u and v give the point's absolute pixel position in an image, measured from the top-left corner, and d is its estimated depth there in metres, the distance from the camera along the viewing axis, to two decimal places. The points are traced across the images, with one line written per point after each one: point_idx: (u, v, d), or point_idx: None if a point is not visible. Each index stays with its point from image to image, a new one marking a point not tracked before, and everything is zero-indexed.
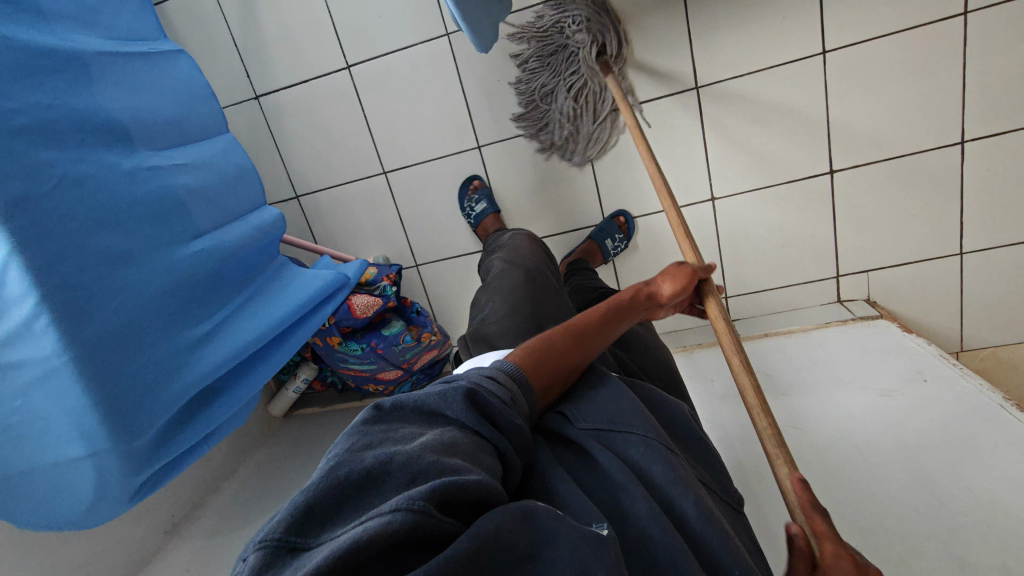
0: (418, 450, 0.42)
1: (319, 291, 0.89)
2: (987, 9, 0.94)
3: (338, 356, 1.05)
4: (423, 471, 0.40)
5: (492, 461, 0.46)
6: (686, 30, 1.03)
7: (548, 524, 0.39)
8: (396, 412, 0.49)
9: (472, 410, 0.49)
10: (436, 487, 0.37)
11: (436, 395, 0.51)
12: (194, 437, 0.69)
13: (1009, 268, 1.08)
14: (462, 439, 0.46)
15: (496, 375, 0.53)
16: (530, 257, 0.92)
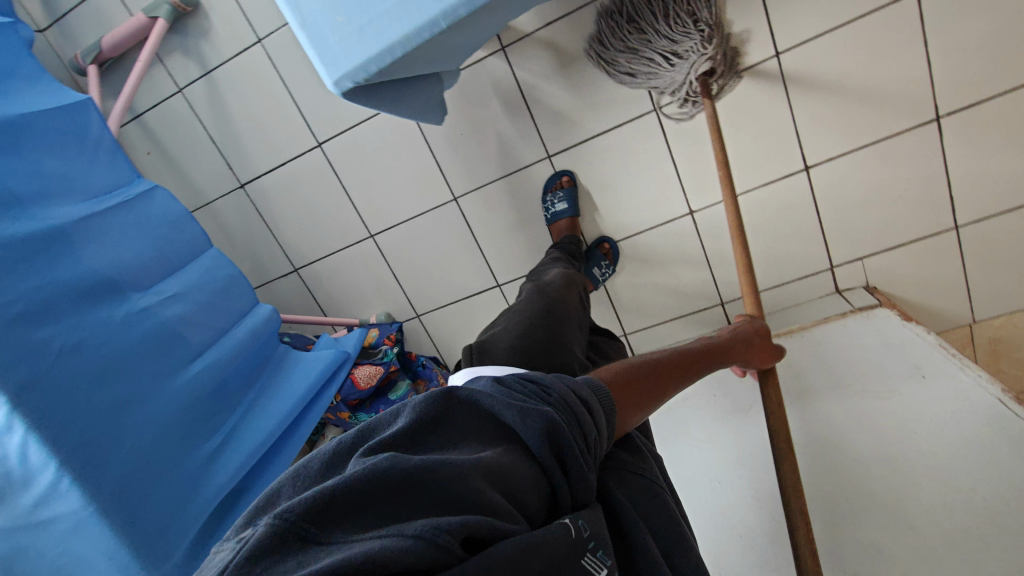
0: (468, 468, 0.38)
1: (323, 373, 0.95)
2: None
3: (352, 426, 1.09)
4: (463, 499, 0.36)
5: (536, 503, 0.40)
6: None
7: (560, 566, 0.36)
8: (464, 407, 0.44)
9: (548, 438, 0.42)
10: (468, 524, 0.33)
11: (508, 400, 0.45)
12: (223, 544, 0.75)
13: (1010, 234, 1.04)
14: (518, 466, 0.41)
15: (588, 399, 0.47)
16: (559, 285, 0.88)
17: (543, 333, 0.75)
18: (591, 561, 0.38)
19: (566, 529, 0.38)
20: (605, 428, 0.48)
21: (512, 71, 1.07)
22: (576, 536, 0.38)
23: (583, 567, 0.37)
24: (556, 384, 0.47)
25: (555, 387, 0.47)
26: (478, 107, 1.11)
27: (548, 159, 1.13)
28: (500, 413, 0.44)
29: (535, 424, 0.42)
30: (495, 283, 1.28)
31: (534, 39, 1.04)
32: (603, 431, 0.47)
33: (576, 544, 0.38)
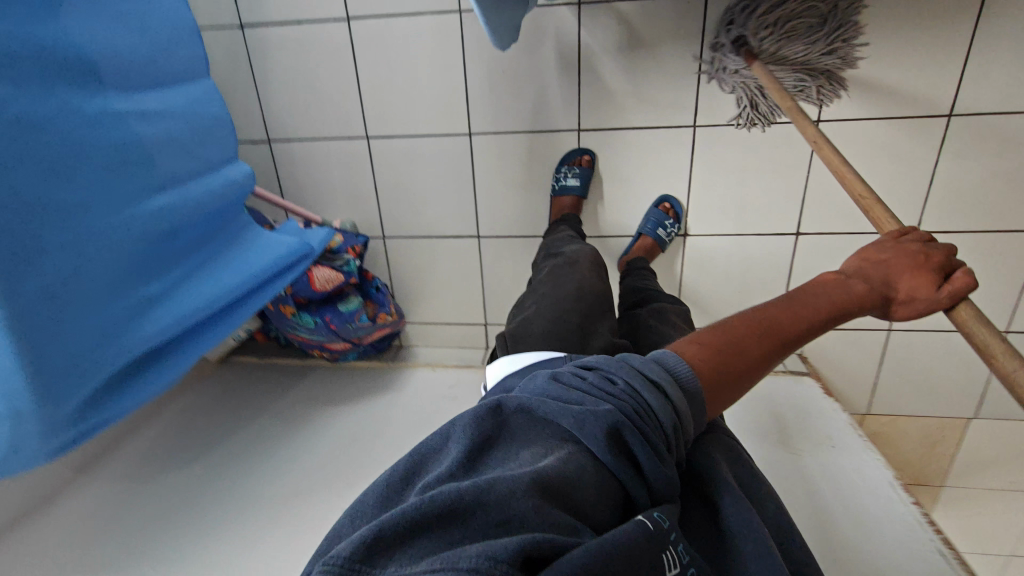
0: (527, 482, 0.41)
1: (281, 260, 0.86)
2: (966, 117, 0.98)
3: (290, 324, 1.02)
4: (519, 516, 0.39)
5: (607, 507, 0.45)
6: (695, 66, 1.02)
7: (641, 559, 0.40)
8: (521, 419, 0.49)
9: (609, 441, 0.46)
10: (526, 546, 0.36)
11: (570, 407, 0.48)
12: (125, 402, 0.66)
13: (925, 350, 1.19)
14: (582, 470, 0.44)
15: (655, 389, 0.50)
16: (584, 263, 0.90)
17: (578, 315, 0.79)
18: (671, 557, 0.42)
19: (643, 523, 0.42)
20: (687, 423, 0.52)
21: (576, 31, 1.03)
22: (656, 531, 0.42)
23: (663, 560, 0.41)
24: (625, 380, 0.51)
25: (625, 383, 0.50)
26: (529, 51, 1.06)
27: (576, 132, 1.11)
28: (562, 419, 0.48)
29: (598, 428, 0.46)
30: (475, 233, 1.24)
31: (611, 8, 1.01)
32: (685, 424, 0.51)
33: (656, 537, 0.42)
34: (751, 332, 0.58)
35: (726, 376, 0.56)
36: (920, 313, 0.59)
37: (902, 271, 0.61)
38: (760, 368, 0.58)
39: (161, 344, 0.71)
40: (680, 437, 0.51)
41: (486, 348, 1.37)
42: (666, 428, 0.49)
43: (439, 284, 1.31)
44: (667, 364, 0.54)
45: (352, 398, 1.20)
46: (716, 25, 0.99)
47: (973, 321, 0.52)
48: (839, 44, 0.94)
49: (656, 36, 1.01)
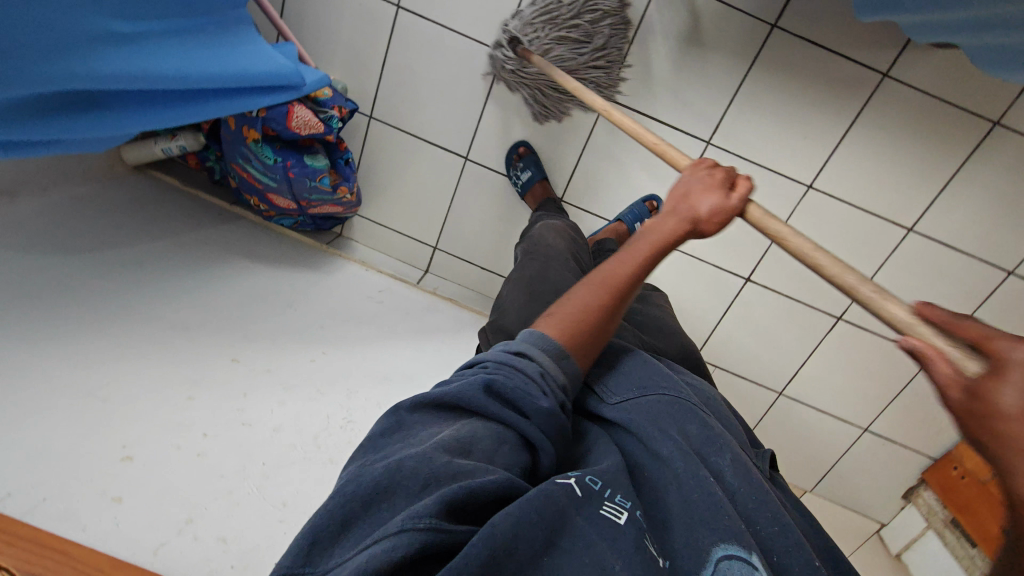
0: (431, 451, 0.45)
1: (267, 78, 0.77)
2: (922, 238, 1.12)
3: (242, 151, 0.89)
4: (432, 476, 0.43)
5: (515, 459, 0.51)
6: (733, 89, 1.06)
7: (570, 515, 0.45)
8: (415, 412, 0.52)
9: (493, 401, 0.52)
10: (446, 500, 0.41)
11: (453, 389, 0.53)
12: (27, 132, 0.55)
13: (801, 421, 1.33)
14: (480, 433, 0.50)
15: (522, 351, 0.56)
16: (554, 241, 0.92)
17: (551, 296, 0.78)
18: (610, 509, 0.47)
19: (566, 486, 0.47)
20: (561, 374, 0.56)
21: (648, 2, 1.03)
22: (586, 493, 0.48)
23: (602, 514, 0.47)
24: (496, 356, 0.56)
25: (496, 359, 0.55)
26: None
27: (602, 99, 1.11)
28: (452, 400, 0.52)
29: (484, 398, 0.52)
30: (464, 154, 1.19)
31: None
32: (560, 375, 0.56)
33: (585, 500, 0.47)
34: (589, 291, 0.63)
35: (579, 331, 0.60)
36: (725, 221, 0.67)
37: (696, 194, 0.68)
38: (614, 314, 0.64)
39: (95, 92, 0.60)
40: (561, 388, 0.56)
41: (424, 271, 1.32)
42: (540, 379, 0.54)
43: (407, 189, 1.25)
44: (534, 332, 0.60)
45: (272, 260, 1.10)
46: (768, 59, 1.03)
47: (766, 216, 0.64)
48: (603, 61, 1.05)
49: (714, 44, 1.03)
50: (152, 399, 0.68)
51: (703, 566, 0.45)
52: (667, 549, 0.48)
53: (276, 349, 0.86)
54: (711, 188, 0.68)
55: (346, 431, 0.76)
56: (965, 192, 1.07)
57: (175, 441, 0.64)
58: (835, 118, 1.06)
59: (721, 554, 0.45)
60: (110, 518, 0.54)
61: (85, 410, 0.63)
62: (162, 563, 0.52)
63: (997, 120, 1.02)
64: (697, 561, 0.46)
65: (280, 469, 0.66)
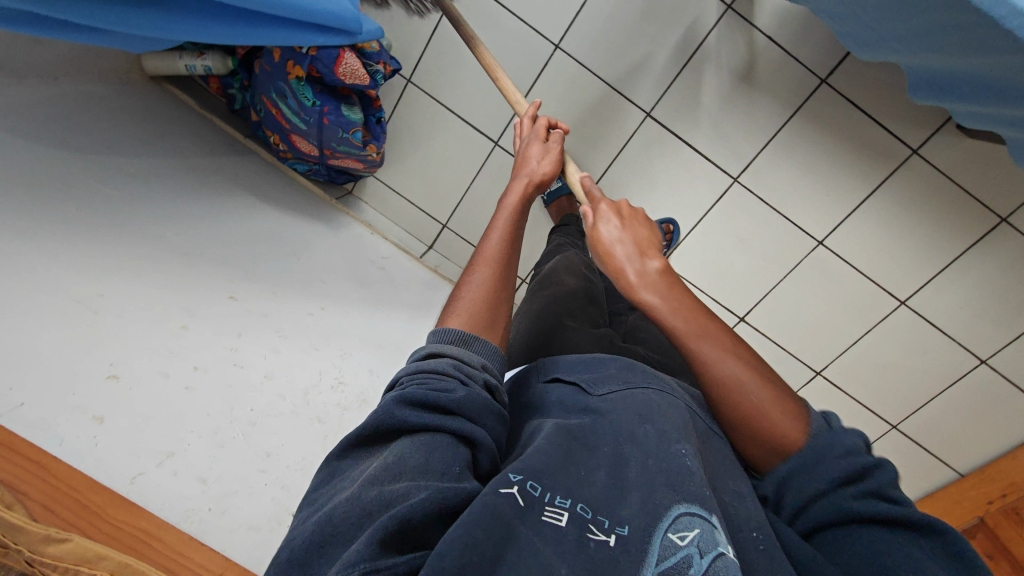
0: (357, 489, 0.43)
1: (329, 16, 0.73)
2: (912, 313, 1.17)
3: (280, 85, 0.85)
4: (363, 517, 0.41)
5: (456, 457, 0.47)
6: (769, 134, 1.08)
7: (513, 525, 0.43)
8: (344, 453, 0.49)
9: (412, 412, 0.48)
10: (376, 538, 0.39)
11: (370, 415, 0.49)
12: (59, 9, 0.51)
13: None
14: (407, 448, 0.46)
15: (426, 360, 0.53)
16: (566, 275, 0.97)
17: (551, 340, 0.84)
18: (551, 513, 0.46)
19: (495, 492, 0.45)
20: (473, 356, 0.55)
21: (709, 29, 1.04)
22: (527, 502, 0.46)
23: (545, 521, 0.45)
24: (407, 371, 0.52)
25: (408, 374, 0.52)
26: (658, 18, 1.04)
27: (643, 114, 1.11)
28: (371, 428, 0.48)
29: (402, 413, 0.48)
30: (494, 138, 1.18)
31: (748, 36, 1.02)
32: (472, 366, 0.53)
33: (524, 509, 0.45)
34: (481, 271, 0.63)
35: (479, 309, 0.60)
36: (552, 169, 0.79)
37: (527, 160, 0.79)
38: (510, 280, 0.65)
39: None
40: (478, 370, 0.54)
41: (427, 247, 1.30)
42: (452, 377, 0.51)
43: (430, 162, 1.23)
44: (442, 333, 0.57)
45: (279, 203, 1.06)
46: (811, 111, 1.05)
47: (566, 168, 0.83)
48: None
49: (761, 88, 1.06)
50: (146, 318, 0.65)
51: (660, 520, 0.47)
52: (620, 514, 0.47)
53: (276, 294, 0.82)
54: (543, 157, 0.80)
55: (335, 393, 0.74)
56: (959, 278, 1.12)
57: (164, 368, 0.61)
58: (858, 182, 1.09)
59: (683, 511, 0.47)
60: (89, 436, 0.51)
61: (76, 317, 0.59)
62: (136, 493, 0.50)
63: (1004, 218, 1.06)
64: (652, 518, 0.47)
65: (266, 418, 0.64)
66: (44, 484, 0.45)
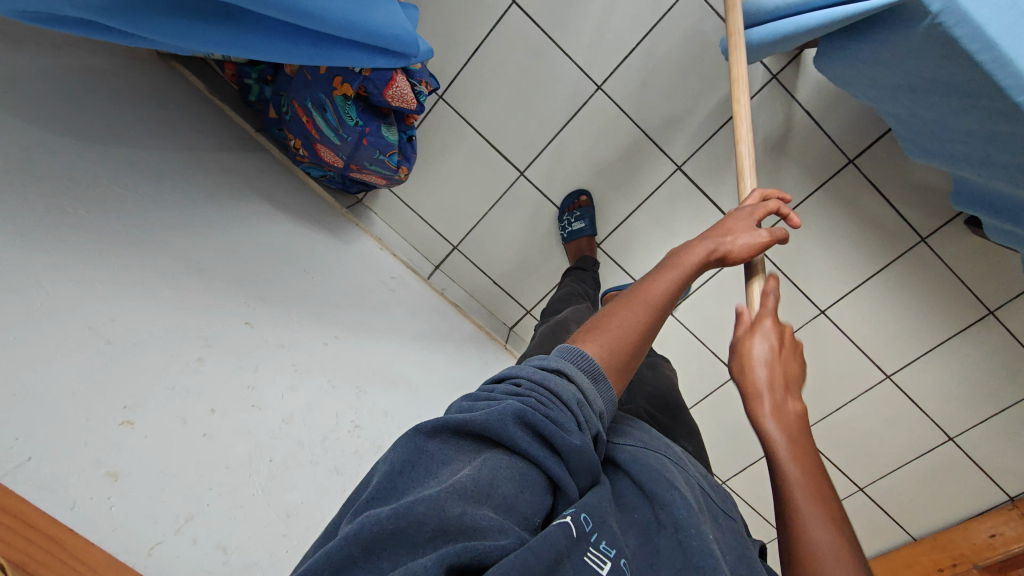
0: (447, 493, 0.41)
1: (389, 41, 0.68)
2: (895, 388, 1.20)
3: (322, 97, 0.80)
4: (445, 529, 0.39)
5: (538, 509, 0.46)
6: (791, 203, 1.11)
7: (560, 564, 0.41)
8: (438, 438, 0.46)
9: (525, 436, 0.47)
10: (448, 559, 0.37)
11: (482, 412, 0.47)
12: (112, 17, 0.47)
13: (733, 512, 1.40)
14: (504, 474, 0.45)
15: (554, 377, 0.51)
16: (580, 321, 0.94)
17: None
18: (593, 557, 0.44)
19: (566, 531, 0.43)
20: (597, 397, 0.53)
21: (751, 95, 1.05)
22: (578, 536, 0.44)
23: (587, 562, 0.44)
24: (531, 375, 0.50)
25: (530, 380, 0.50)
26: (704, 76, 1.04)
27: (674, 167, 1.10)
28: (477, 427, 0.46)
29: (513, 431, 0.46)
30: (521, 168, 1.16)
31: (787, 108, 1.04)
32: (594, 403, 0.52)
33: (580, 542, 0.44)
34: (634, 312, 0.58)
35: (618, 355, 0.56)
36: (748, 254, 0.64)
37: (725, 226, 0.66)
38: (653, 335, 0.59)
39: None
40: (597, 417, 0.52)
41: (434, 267, 1.27)
42: (574, 410, 0.50)
43: (450, 182, 1.19)
44: (571, 352, 0.54)
45: (291, 211, 0.99)
46: (834, 187, 1.07)
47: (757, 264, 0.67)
48: None
49: (790, 159, 1.07)
50: (160, 347, 0.59)
51: None
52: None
53: (293, 320, 0.77)
54: (744, 226, 0.66)
55: (352, 437, 0.71)
56: (944, 362, 1.14)
57: (179, 413, 0.56)
58: (866, 260, 1.11)
59: None
60: (103, 497, 0.46)
61: (87, 349, 0.53)
62: (154, 568, 0.46)
63: (991, 310, 1.07)
64: None
65: (286, 470, 0.61)
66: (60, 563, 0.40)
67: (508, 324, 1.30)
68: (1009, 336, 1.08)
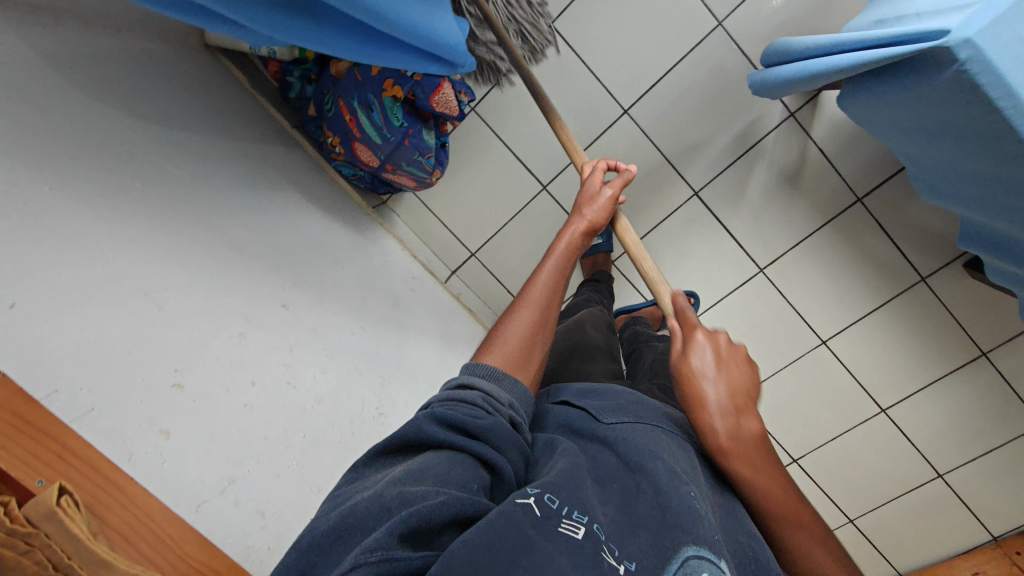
0: (379, 489, 0.43)
1: (444, 50, 0.72)
2: (890, 422, 1.23)
3: (367, 98, 0.84)
4: (384, 511, 0.41)
5: (477, 478, 0.47)
6: (800, 236, 1.15)
7: (529, 536, 0.43)
8: (373, 461, 0.49)
9: (440, 430, 0.49)
10: (396, 530, 0.39)
11: (398, 427, 0.50)
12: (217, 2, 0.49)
13: None
14: (431, 461, 0.46)
15: (452, 384, 0.54)
16: (589, 323, 0.96)
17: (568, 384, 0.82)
18: (567, 526, 0.45)
19: (526, 510, 0.44)
20: (502, 391, 0.54)
21: (769, 129, 1.11)
22: (544, 515, 0.45)
23: (562, 533, 0.44)
24: (437, 395, 0.53)
25: (436, 397, 0.53)
26: (725, 110, 1.10)
27: (691, 192, 1.18)
28: (398, 437, 0.49)
29: (428, 427, 0.49)
30: (544, 182, 1.19)
31: (803, 145, 1.10)
32: (499, 395, 0.54)
33: (547, 520, 0.45)
34: (523, 313, 0.63)
35: (517, 352, 0.59)
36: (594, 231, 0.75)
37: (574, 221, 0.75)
38: (548, 327, 0.64)
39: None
40: (507, 404, 0.54)
41: (451, 272, 1.31)
42: (479, 401, 0.52)
43: (473, 190, 1.23)
44: (471, 366, 0.57)
45: (323, 205, 1.03)
46: (842, 223, 1.12)
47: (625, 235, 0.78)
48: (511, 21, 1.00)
49: (801, 193, 1.13)
50: (205, 319, 0.61)
51: (669, 563, 0.46)
52: (629, 549, 0.47)
53: (325, 306, 0.80)
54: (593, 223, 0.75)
55: (375, 424, 0.75)
56: (937, 400, 1.18)
57: (224, 381, 0.58)
58: (868, 295, 1.16)
59: (692, 553, 0.47)
60: (157, 453, 0.49)
61: (141, 315, 0.54)
62: (203, 523, 0.50)
63: (983, 352, 1.12)
64: (659, 559, 0.47)
65: (317, 448, 0.65)
66: (122, 509, 0.43)
67: None
68: (1000, 379, 1.12)
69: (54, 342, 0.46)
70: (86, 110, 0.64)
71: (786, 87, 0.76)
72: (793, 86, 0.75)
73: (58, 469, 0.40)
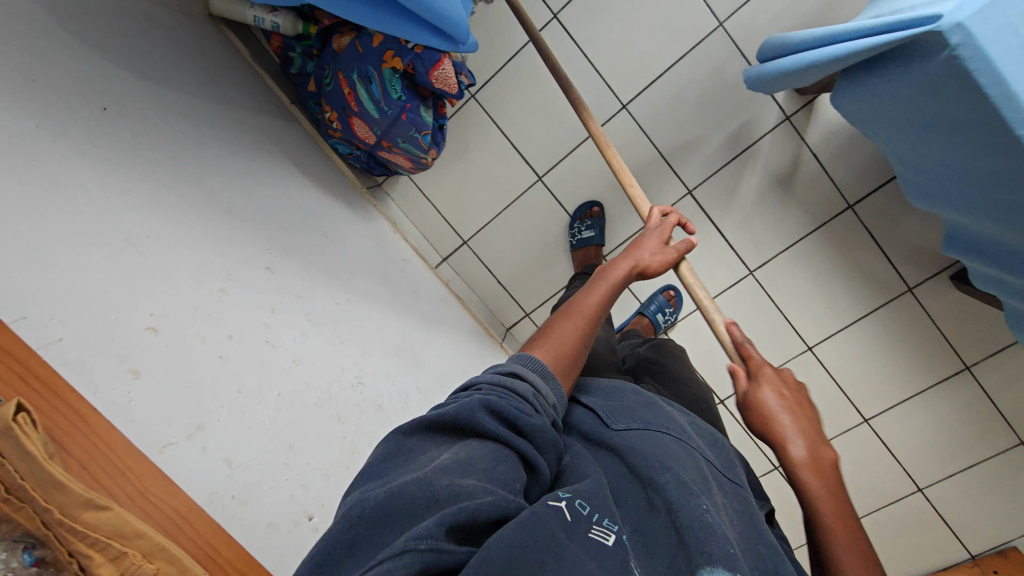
0: (429, 473, 0.41)
1: (447, 24, 0.72)
2: (873, 433, 1.23)
3: (365, 70, 0.84)
4: (434, 501, 0.40)
5: (519, 476, 0.46)
6: (790, 240, 1.16)
7: (561, 540, 0.41)
8: (416, 434, 0.46)
9: (494, 422, 0.47)
10: (447, 523, 0.38)
11: (449, 406, 0.47)
12: None
13: None
14: (479, 451, 0.45)
15: (506, 371, 0.52)
16: None
17: None
18: (599, 532, 0.44)
19: (558, 513, 0.43)
20: (550, 392, 0.53)
21: (764, 132, 1.12)
22: (574, 519, 0.44)
23: (592, 539, 0.43)
24: (490, 377, 0.50)
25: (490, 379, 0.50)
26: (722, 111, 1.12)
27: (685, 190, 1.19)
28: (449, 417, 0.46)
29: (483, 416, 0.46)
30: (540, 173, 1.20)
31: (797, 149, 1.11)
32: (547, 393, 0.52)
33: (574, 525, 0.43)
34: (573, 322, 0.62)
35: (565, 361, 0.58)
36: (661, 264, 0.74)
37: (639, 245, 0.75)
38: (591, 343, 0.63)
39: None
40: (552, 407, 0.53)
41: (442, 259, 1.31)
42: (531, 396, 0.50)
43: (469, 178, 1.23)
44: (521, 356, 0.55)
45: (317, 180, 1.02)
46: (833, 229, 1.13)
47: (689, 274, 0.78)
48: None
49: (793, 198, 1.14)
50: (188, 269, 0.60)
51: None
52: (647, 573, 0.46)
53: (313, 275, 0.79)
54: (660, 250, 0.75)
55: (354, 391, 0.75)
56: (919, 412, 1.18)
57: (200, 330, 0.58)
58: (855, 302, 1.16)
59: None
60: (124, 390, 0.48)
61: (122, 258, 0.54)
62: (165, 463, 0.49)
63: (967, 365, 1.12)
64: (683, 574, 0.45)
65: (292, 407, 0.64)
66: (84, 439, 0.42)
67: (505, 324, 1.32)
68: (981, 394, 1.13)
69: (28, 271, 0.45)
70: (84, 56, 0.64)
71: (790, 82, 0.77)
72: (793, 81, 0.76)
73: (16, 390, 0.39)
